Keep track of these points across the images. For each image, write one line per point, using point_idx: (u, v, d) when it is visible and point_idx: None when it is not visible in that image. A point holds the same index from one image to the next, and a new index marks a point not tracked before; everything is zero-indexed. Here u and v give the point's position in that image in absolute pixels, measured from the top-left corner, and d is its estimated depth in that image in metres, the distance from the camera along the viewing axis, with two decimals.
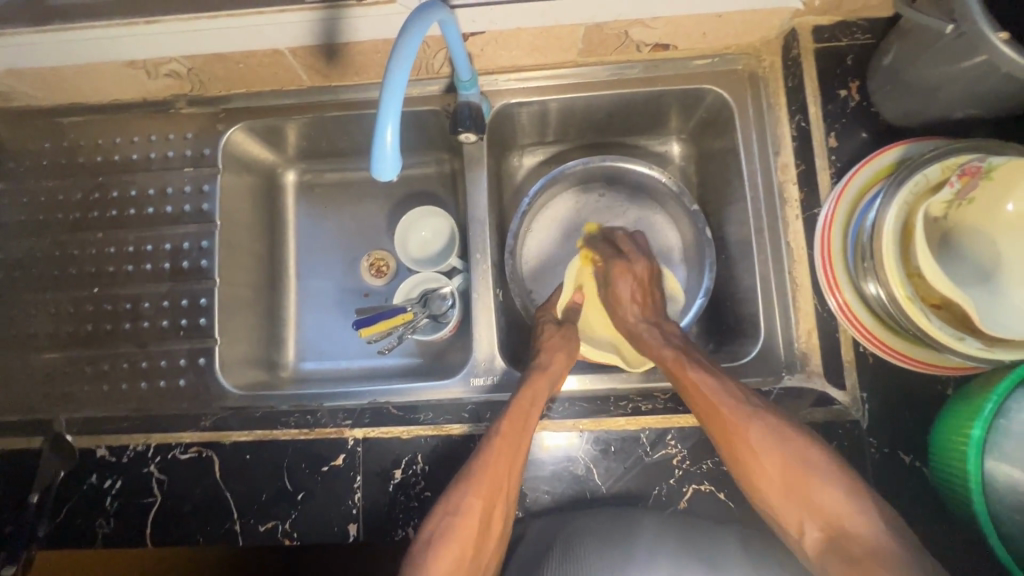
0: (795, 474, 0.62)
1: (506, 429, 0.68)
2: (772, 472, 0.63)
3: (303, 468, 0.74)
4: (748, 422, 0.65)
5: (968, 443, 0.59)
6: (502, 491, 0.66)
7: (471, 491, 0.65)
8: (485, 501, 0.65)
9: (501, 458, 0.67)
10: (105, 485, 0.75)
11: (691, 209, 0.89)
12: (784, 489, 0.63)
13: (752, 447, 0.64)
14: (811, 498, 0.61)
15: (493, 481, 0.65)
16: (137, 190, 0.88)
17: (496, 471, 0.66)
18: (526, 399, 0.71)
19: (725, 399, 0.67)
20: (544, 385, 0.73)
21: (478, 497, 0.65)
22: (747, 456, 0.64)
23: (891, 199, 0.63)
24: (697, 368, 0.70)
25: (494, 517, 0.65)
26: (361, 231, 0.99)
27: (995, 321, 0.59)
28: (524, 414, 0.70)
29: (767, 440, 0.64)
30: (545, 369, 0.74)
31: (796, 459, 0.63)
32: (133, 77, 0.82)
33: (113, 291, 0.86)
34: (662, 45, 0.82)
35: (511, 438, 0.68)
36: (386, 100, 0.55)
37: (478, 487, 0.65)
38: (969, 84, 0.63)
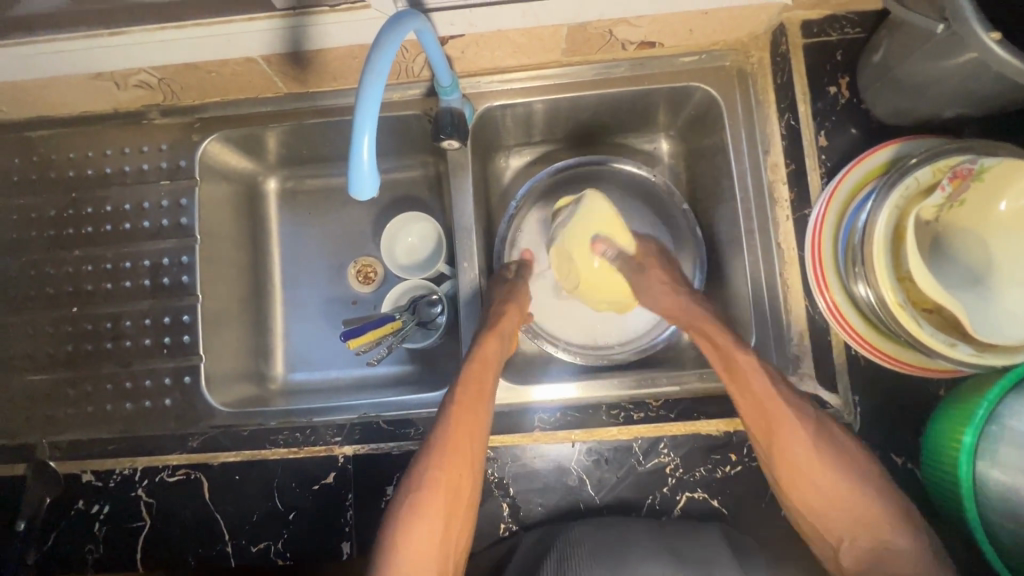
0: (841, 494, 0.64)
1: (464, 393, 0.70)
2: (817, 489, 0.65)
3: (294, 487, 0.73)
4: (793, 421, 0.65)
5: (959, 450, 0.58)
6: (468, 456, 0.67)
7: (434, 463, 0.66)
8: (450, 469, 0.66)
9: (460, 422, 0.68)
10: (93, 511, 0.74)
11: (682, 209, 0.88)
12: (831, 505, 0.64)
13: (797, 451, 0.65)
14: (848, 516, 0.64)
15: (454, 450, 0.66)
16: (112, 205, 0.85)
17: (459, 438, 0.67)
18: (480, 360, 0.73)
19: (777, 402, 0.66)
20: (493, 346, 0.74)
21: (443, 466, 0.66)
22: (776, 451, 0.66)
23: (881, 203, 0.61)
24: (747, 360, 0.68)
25: (461, 486, 0.66)
26: (346, 239, 0.97)
27: (986, 326, 0.58)
28: (480, 376, 0.71)
29: (820, 457, 0.65)
30: (494, 329, 0.76)
31: (844, 471, 0.64)
32: (102, 89, 0.79)
33: (93, 310, 0.83)
34: (647, 43, 0.80)
35: (467, 402, 0.69)
36: (362, 117, 0.53)
37: (442, 454, 0.66)
38: (961, 82, 0.61)
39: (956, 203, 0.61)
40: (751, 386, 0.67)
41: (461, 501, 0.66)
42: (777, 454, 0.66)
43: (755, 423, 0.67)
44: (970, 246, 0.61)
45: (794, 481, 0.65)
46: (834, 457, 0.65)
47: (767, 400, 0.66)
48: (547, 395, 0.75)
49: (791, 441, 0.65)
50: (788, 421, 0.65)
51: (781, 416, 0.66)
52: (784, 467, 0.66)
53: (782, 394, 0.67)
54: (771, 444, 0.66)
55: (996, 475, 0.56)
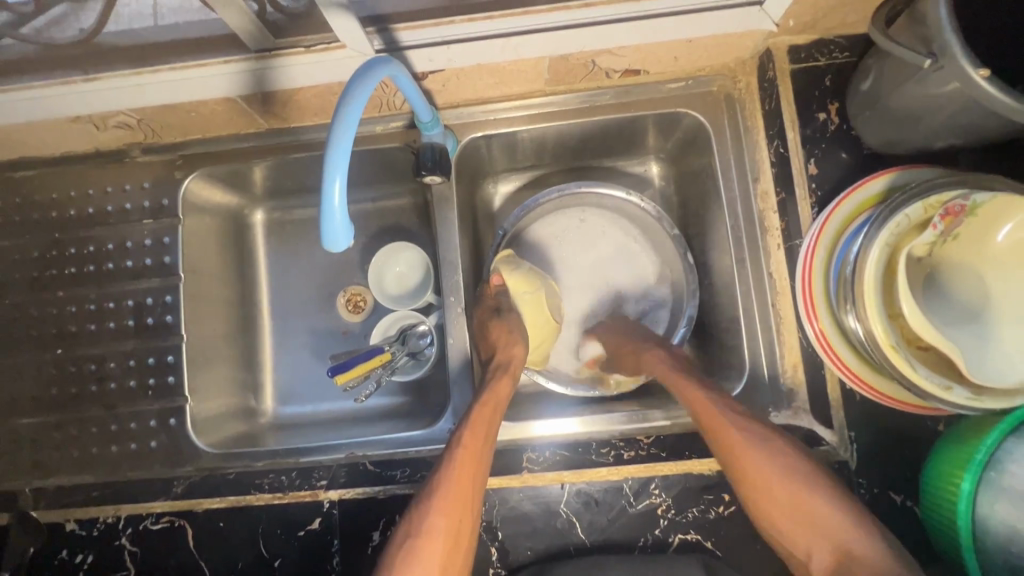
0: (798, 495, 0.60)
1: (472, 434, 0.67)
2: (772, 493, 0.61)
3: (279, 534, 0.72)
4: (741, 434, 0.63)
5: (957, 495, 0.56)
6: (470, 501, 0.64)
7: (436, 509, 0.63)
8: (452, 516, 0.63)
9: (465, 466, 0.65)
10: (76, 559, 0.73)
11: (673, 234, 0.86)
12: (785, 511, 0.60)
13: (747, 466, 0.62)
14: (812, 521, 0.59)
15: (458, 495, 0.64)
16: (96, 245, 0.85)
17: (464, 483, 0.64)
18: (490, 402, 0.71)
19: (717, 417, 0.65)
20: (507, 387, 0.73)
21: (444, 512, 0.63)
22: (731, 466, 0.63)
23: (872, 239, 0.59)
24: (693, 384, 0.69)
25: (461, 534, 0.63)
26: (333, 270, 0.96)
27: (983, 367, 0.56)
28: (489, 417, 0.69)
29: (763, 461, 0.62)
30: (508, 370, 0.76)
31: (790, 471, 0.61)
32: (82, 131, 0.79)
33: (77, 352, 0.83)
34: (632, 71, 0.78)
35: (475, 444, 0.67)
36: (331, 171, 0.52)
37: (445, 499, 0.63)
38: (951, 113, 0.59)
39: (949, 238, 0.59)
40: (697, 408, 0.67)
41: (458, 552, 0.63)
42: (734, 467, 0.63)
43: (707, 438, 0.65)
44: (966, 283, 0.59)
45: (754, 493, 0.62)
46: (778, 459, 0.62)
47: (713, 416, 0.65)
48: (548, 431, 0.75)
49: (741, 453, 0.63)
50: (731, 432, 0.64)
51: (730, 430, 0.64)
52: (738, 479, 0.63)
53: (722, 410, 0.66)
54: (727, 456, 0.63)
55: (995, 522, 0.54)
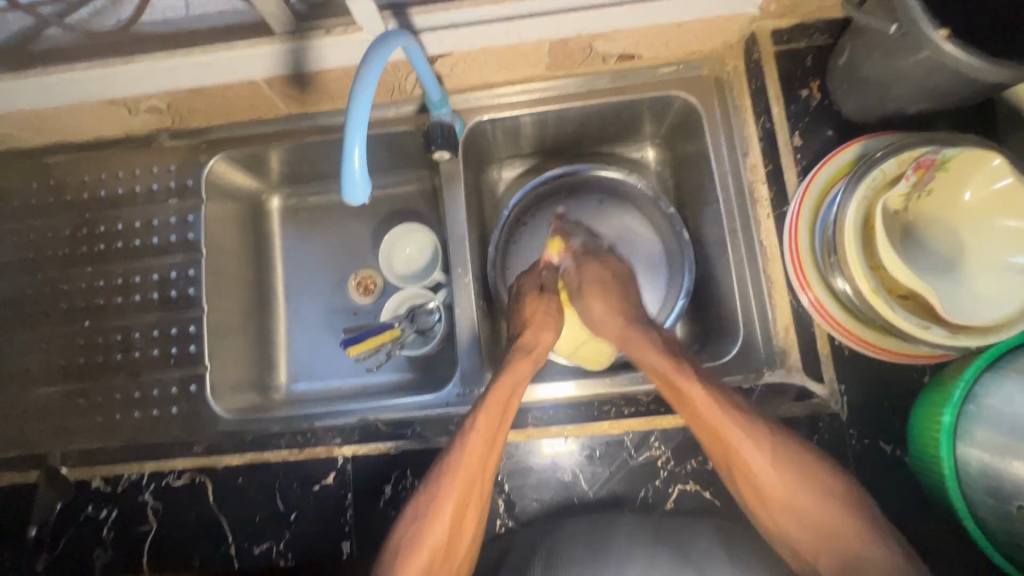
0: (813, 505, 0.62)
1: (484, 424, 0.68)
2: (766, 488, 0.64)
3: (295, 488, 0.75)
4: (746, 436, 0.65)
5: (940, 431, 0.60)
6: (478, 486, 0.67)
7: (447, 492, 0.66)
8: (457, 503, 0.66)
9: (477, 454, 0.67)
10: (101, 515, 0.77)
11: (668, 212, 0.90)
12: (798, 519, 0.63)
13: (753, 468, 0.64)
14: (819, 517, 0.62)
15: (467, 478, 0.66)
16: (124, 223, 0.90)
17: (471, 469, 0.66)
18: (503, 389, 0.71)
19: (713, 415, 0.66)
20: (526, 368, 0.74)
21: (451, 497, 0.66)
22: (737, 470, 0.65)
23: (851, 194, 0.64)
24: (690, 379, 0.68)
25: (468, 510, 0.66)
26: (345, 252, 1.01)
27: (959, 309, 0.60)
28: (502, 406, 0.70)
29: (773, 465, 0.64)
30: (529, 352, 0.76)
31: (807, 478, 0.63)
32: (114, 115, 0.85)
33: (103, 323, 0.87)
34: (627, 56, 0.84)
35: (488, 431, 0.68)
36: (351, 130, 0.57)
37: (455, 485, 0.66)
38: (920, 79, 0.64)
39: (924, 193, 0.63)
40: (702, 412, 0.66)
41: (463, 530, 0.66)
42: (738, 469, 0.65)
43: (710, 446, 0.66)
44: (940, 234, 0.63)
45: (756, 488, 0.65)
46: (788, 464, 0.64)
47: (724, 427, 0.65)
48: (550, 394, 0.77)
49: (740, 447, 0.65)
50: (734, 431, 0.65)
51: (736, 438, 0.65)
52: (745, 484, 0.65)
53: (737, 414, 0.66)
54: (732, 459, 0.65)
55: (975, 452, 0.57)
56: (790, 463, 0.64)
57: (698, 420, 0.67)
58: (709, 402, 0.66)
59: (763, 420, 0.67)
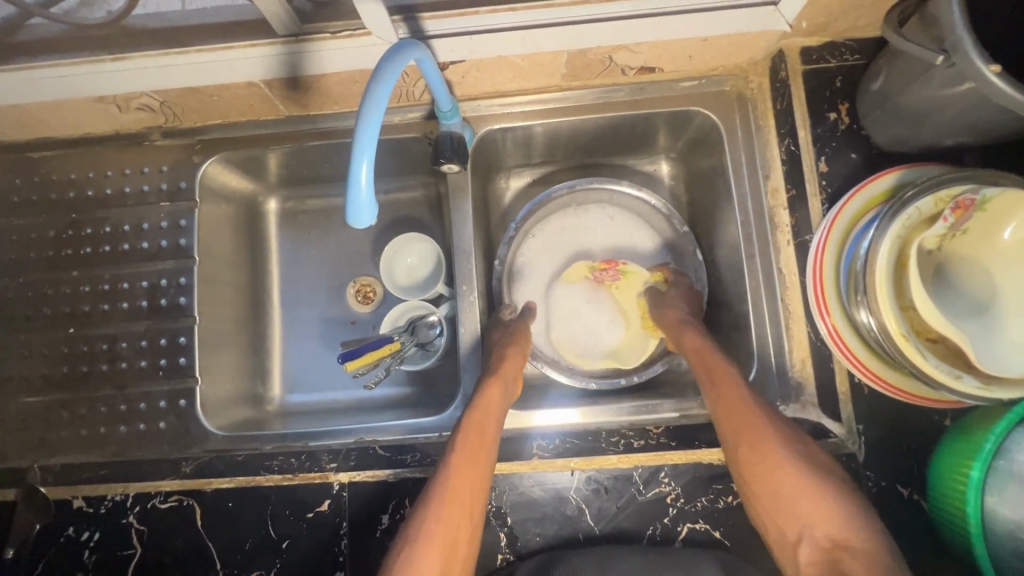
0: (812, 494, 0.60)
1: (467, 444, 0.66)
2: (784, 494, 0.61)
3: (287, 515, 0.72)
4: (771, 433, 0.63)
5: (967, 484, 0.57)
6: (466, 512, 0.64)
7: (433, 519, 0.62)
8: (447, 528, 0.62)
9: (459, 476, 0.64)
10: (83, 537, 0.73)
11: (682, 232, 0.87)
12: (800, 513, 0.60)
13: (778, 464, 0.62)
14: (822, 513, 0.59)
15: (453, 504, 0.63)
16: (112, 226, 0.85)
17: (456, 492, 0.64)
18: (480, 411, 0.69)
19: (748, 406, 0.65)
20: (498, 391, 0.71)
21: (440, 523, 0.62)
22: (761, 470, 0.62)
23: (884, 232, 0.60)
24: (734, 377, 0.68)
25: (460, 539, 0.63)
26: (344, 259, 0.97)
27: (993, 359, 0.57)
28: (480, 427, 0.68)
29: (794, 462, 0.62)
30: (497, 375, 0.73)
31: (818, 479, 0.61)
32: (103, 112, 0.80)
33: (88, 332, 0.83)
34: (647, 68, 0.80)
35: (468, 454, 0.66)
36: (358, 149, 0.53)
37: (440, 512, 0.62)
38: (960, 112, 0.61)
39: (959, 233, 0.60)
40: (742, 411, 0.65)
41: (456, 560, 0.62)
42: (756, 476, 0.63)
43: (743, 447, 0.64)
44: (974, 275, 0.60)
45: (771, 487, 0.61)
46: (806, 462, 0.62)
47: (756, 420, 0.64)
48: (548, 421, 0.75)
49: (770, 446, 0.63)
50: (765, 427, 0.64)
51: (766, 433, 0.63)
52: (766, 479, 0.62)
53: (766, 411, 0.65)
54: (752, 464, 0.63)
55: (1003, 510, 0.55)
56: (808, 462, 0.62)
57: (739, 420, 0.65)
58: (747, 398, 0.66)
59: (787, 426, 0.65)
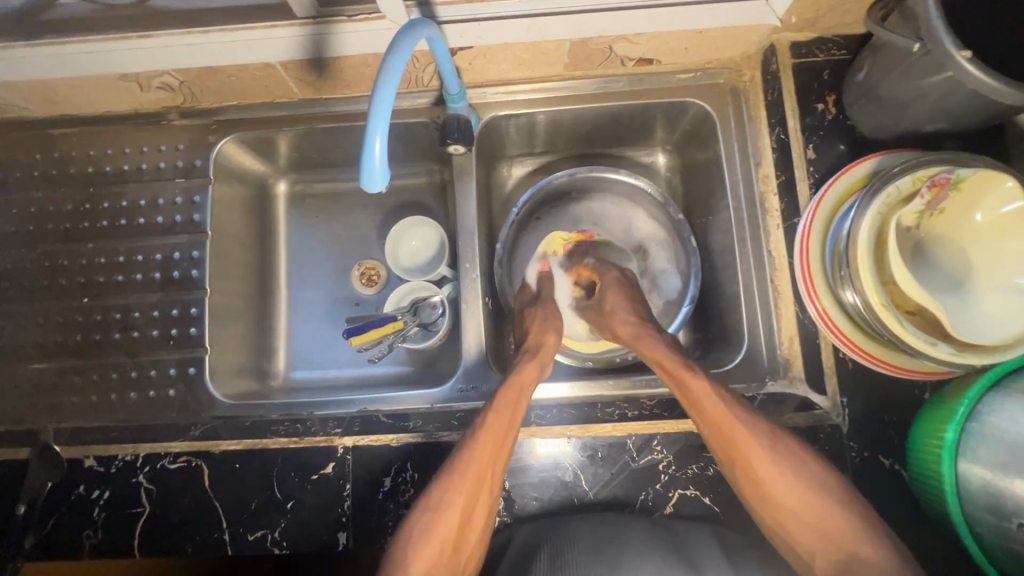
0: (801, 498, 0.64)
1: (497, 418, 0.69)
2: (775, 496, 0.65)
3: (292, 477, 0.74)
4: (745, 434, 0.66)
5: (942, 448, 0.61)
6: (488, 483, 0.67)
7: (457, 484, 0.66)
8: (468, 496, 0.66)
9: (486, 447, 0.68)
10: (93, 496, 0.75)
11: (676, 218, 0.90)
12: (794, 516, 0.64)
13: (756, 469, 0.65)
14: (811, 512, 0.64)
15: (477, 473, 0.67)
16: (128, 200, 0.89)
17: (481, 462, 0.67)
18: (513, 390, 0.72)
19: (711, 402, 0.68)
20: (532, 374, 0.74)
21: (463, 488, 0.66)
22: (744, 469, 0.66)
23: (864, 209, 0.64)
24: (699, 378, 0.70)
25: (479, 506, 0.67)
26: (349, 240, 1.00)
27: (966, 328, 0.61)
28: (512, 405, 0.71)
29: (777, 469, 0.65)
30: (534, 357, 0.76)
31: (805, 481, 0.64)
32: (125, 90, 0.84)
33: (102, 301, 0.86)
34: (645, 60, 0.84)
35: (496, 429, 0.69)
36: (374, 117, 0.56)
37: (464, 479, 0.66)
38: (937, 99, 0.65)
39: (936, 212, 0.64)
40: (707, 410, 0.68)
41: (474, 525, 0.66)
42: (746, 474, 0.66)
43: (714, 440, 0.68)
44: (949, 253, 0.64)
45: (763, 492, 0.65)
46: (790, 467, 0.65)
47: (727, 422, 0.67)
48: (546, 395, 0.79)
49: (750, 451, 0.66)
50: (737, 432, 0.67)
51: (739, 434, 0.66)
52: (750, 480, 0.66)
53: (734, 414, 0.67)
54: (735, 459, 0.67)
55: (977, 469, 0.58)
56: (792, 466, 0.65)
57: (706, 417, 0.68)
58: (709, 395, 0.68)
59: (768, 426, 0.68)
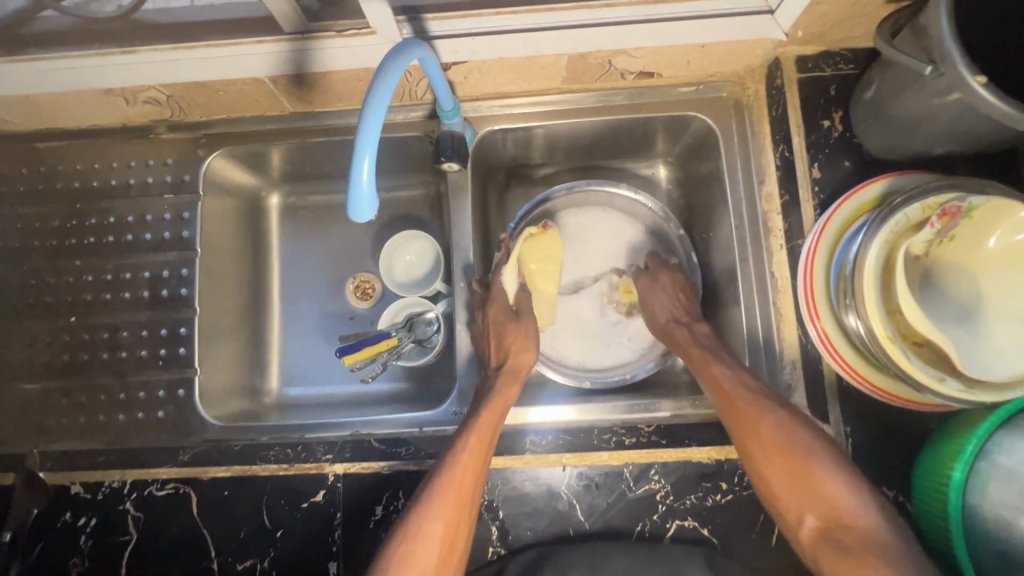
0: (794, 464, 0.63)
1: (479, 440, 0.67)
2: (771, 464, 0.64)
3: (282, 504, 0.73)
4: (755, 407, 0.66)
5: (950, 486, 0.59)
6: (467, 509, 0.65)
7: (437, 512, 0.63)
8: (449, 523, 0.63)
9: (467, 472, 0.66)
10: (80, 523, 0.74)
11: (679, 234, 0.88)
12: (787, 482, 0.63)
13: (761, 440, 0.65)
14: (806, 479, 0.62)
15: (458, 499, 0.64)
16: (115, 216, 0.87)
17: (463, 488, 0.65)
18: (495, 412, 0.70)
19: (730, 388, 0.69)
20: (512, 394, 0.73)
21: (444, 516, 0.63)
22: (752, 449, 0.66)
23: (871, 237, 0.62)
24: (720, 364, 0.72)
25: (458, 535, 0.64)
26: (343, 254, 0.98)
27: (976, 363, 0.58)
28: (492, 427, 0.69)
29: (778, 433, 0.65)
30: (514, 376, 0.75)
31: (802, 449, 0.63)
32: (111, 105, 0.81)
33: (90, 320, 0.84)
34: (646, 73, 0.82)
35: (477, 452, 0.67)
36: (362, 143, 0.54)
37: (445, 506, 0.64)
38: (949, 122, 0.63)
39: (946, 239, 0.62)
40: (726, 393, 0.69)
41: (453, 555, 0.63)
42: (751, 455, 0.66)
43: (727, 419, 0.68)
44: (960, 282, 0.62)
45: (762, 460, 0.65)
46: (791, 435, 0.64)
47: (739, 399, 0.68)
48: (544, 417, 0.75)
49: (756, 425, 0.66)
50: (748, 403, 0.67)
51: (748, 408, 0.67)
52: (755, 454, 0.66)
53: (749, 387, 0.68)
54: (745, 443, 0.66)
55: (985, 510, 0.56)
56: (793, 433, 0.64)
57: (725, 402, 0.69)
58: (729, 381, 0.70)
59: (778, 399, 0.68)
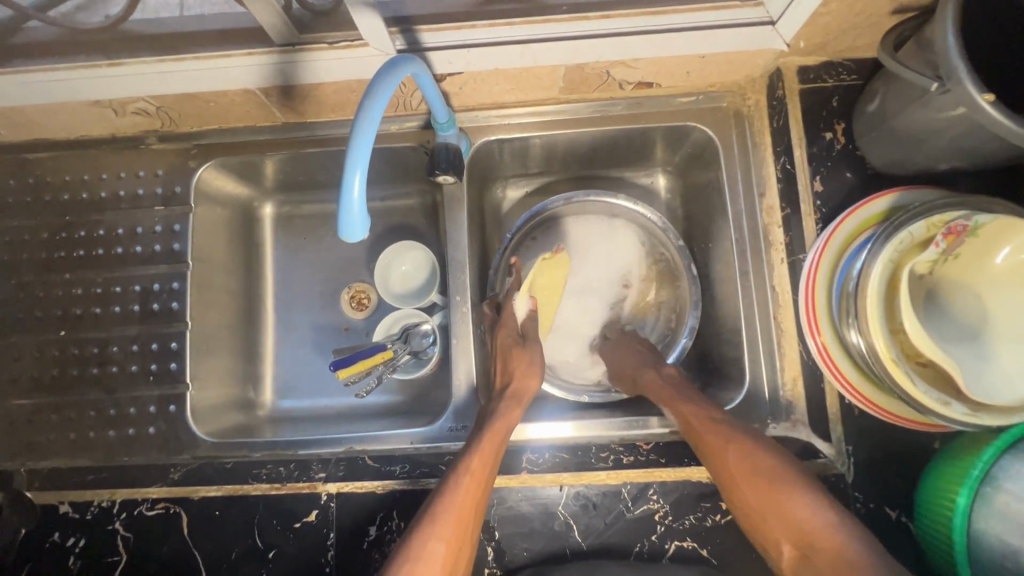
0: (762, 488, 0.61)
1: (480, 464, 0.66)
2: (740, 489, 0.62)
3: (274, 524, 0.72)
4: (721, 435, 0.66)
5: (954, 510, 0.58)
6: (466, 533, 0.63)
7: (436, 536, 0.61)
8: (449, 549, 0.61)
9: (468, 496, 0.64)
10: (68, 543, 0.73)
11: (678, 244, 0.86)
12: (760, 507, 0.61)
13: (730, 464, 0.64)
14: (774, 503, 0.60)
15: (457, 523, 0.63)
16: (105, 229, 0.85)
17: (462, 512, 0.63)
18: (497, 434, 0.69)
19: (700, 420, 0.68)
20: (516, 416, 0.71)
21: (444, 541, 0.61)
22: (727, 474, 0.64)
23: (874, 256, 0.60)
24: (687, 399, 0.71)
25: (458, 561, 0.62)
26: (337, 265, 0.96)
27: (983, 386, 0.57)
28: (494, 450, 0.67)
29: (742, 457, 0.63)
30: (518, 397, 0.73)
31: (767, 472, 0.62)
32: (100, 116, 0.80)
33: (79, 335, 0.83)
34: (645, 83, 0.80)
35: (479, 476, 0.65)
36: (351, 161, 0.52)
37: (445, 531, 0.62)
38: (954, 137, 0.61)
39: (950, 258, 0.60)
40: (692, 423, 0.68)
41: None
42: (728, 478, 0.64)
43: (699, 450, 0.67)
44: (964, 301, 0.60)
45: (733, 484, 0.63)
46: (755, 458, 0.63)
47: (707, 427, 0.67)
48: (542, 434, 0.75)
49: (722, 450, 0.64)
50: (712, 431, 0.66)
51: (715, 436, 0.66)
52: (728, 478, 0.64)
53: (710, 416, 0.68)
54: (721, 465, 0.64)
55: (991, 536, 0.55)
56: (754, 457, 0.63)
57: (696, 430, 0.68)
58: (699, 412, 0.69)
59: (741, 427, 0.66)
